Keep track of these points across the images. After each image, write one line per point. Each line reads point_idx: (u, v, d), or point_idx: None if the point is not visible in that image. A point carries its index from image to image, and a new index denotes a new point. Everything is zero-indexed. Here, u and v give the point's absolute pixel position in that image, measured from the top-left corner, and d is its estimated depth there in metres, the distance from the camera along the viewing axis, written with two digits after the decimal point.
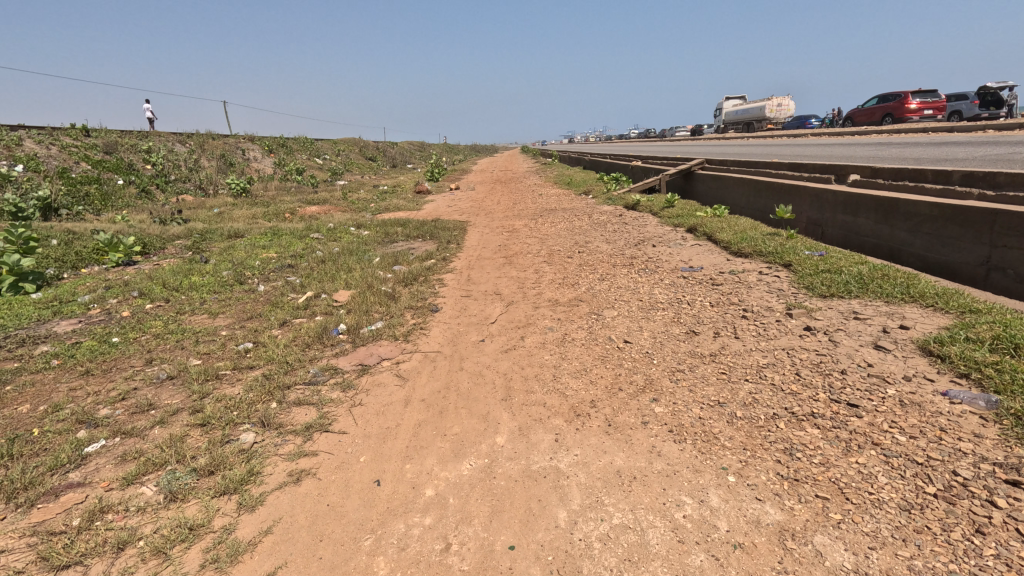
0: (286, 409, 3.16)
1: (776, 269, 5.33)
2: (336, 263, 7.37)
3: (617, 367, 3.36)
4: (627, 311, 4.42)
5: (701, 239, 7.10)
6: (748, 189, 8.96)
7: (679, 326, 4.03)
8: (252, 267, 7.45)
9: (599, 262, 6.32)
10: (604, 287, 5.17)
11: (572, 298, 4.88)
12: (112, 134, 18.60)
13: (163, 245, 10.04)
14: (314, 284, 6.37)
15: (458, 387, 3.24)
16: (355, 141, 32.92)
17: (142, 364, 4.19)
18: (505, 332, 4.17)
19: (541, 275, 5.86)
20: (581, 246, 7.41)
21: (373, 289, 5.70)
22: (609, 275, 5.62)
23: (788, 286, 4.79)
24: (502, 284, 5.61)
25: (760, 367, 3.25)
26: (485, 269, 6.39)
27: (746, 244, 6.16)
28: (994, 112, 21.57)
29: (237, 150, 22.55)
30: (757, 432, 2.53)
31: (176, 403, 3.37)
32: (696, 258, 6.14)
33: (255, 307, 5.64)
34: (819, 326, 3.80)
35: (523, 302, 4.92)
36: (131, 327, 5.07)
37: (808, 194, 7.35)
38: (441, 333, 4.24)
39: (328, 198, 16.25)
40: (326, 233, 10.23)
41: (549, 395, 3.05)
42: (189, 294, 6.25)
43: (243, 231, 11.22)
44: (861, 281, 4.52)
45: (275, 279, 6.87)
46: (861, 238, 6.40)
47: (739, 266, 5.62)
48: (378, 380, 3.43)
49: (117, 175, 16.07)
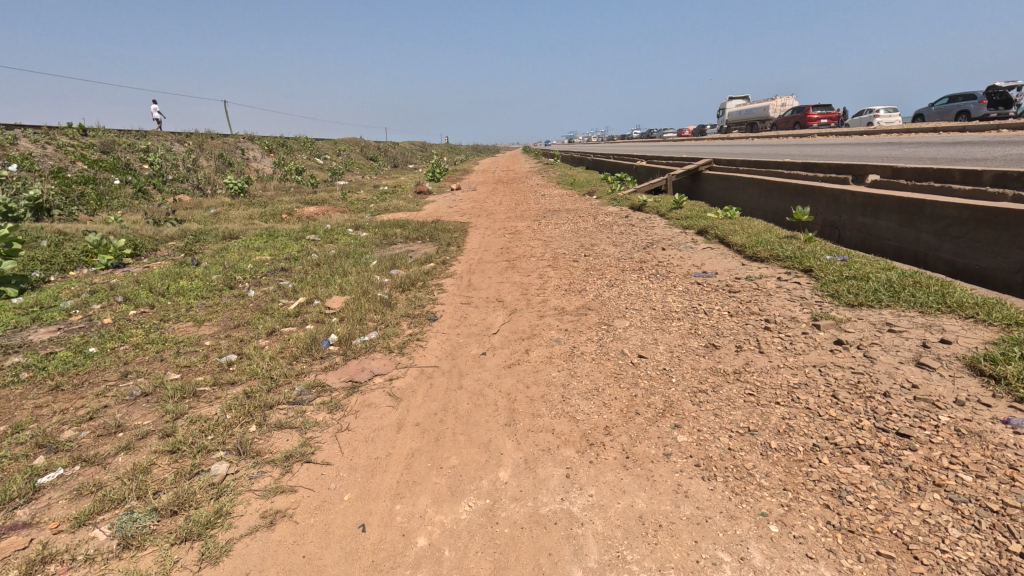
0: (265, 434, 2.85)
1: (796, 275, 5.01)
2: (332, 267, 7.06)
3: (631, 387, 3.05)
4: (639, 321, 4.10)
5: (712, 242, 6.77)
6: (759, 190, 8.63)
7: (697, 338, 3.71)
8: (244, 271, 7.15)
9: (607, 266, 6.01)
10: (613, 294, 4.85)
11: (579, 307, 4.56)
12: (110, 133, 18.33)
13: (155, 247, 9.75)
14: (307, 289, 6.06)
15: (457, 409, 2.93)
16: (356, 140, 32.65)
17: (117, 377, 3.89)
18: (508, 343, 3.86)
19: (545, 280, 5.55)
20: (587, 249, 7.10)
21: (368, 295, 5.39)
22: (618, 280, 5.31)
23: (811, 294, 4.47)
24: (504, 290, 5.29)
25: (791, 387, 2.93)
26: (487, 274, 6.08)
27: (762, 248, 5.84)
28: (1002, 112, 21.18)
29: (237, 150, 22.28)
30: (797, 468, 2.21)
31: (146, 425, 3.06)
32: (709, 262, 5.82)
33: (243, 314, 5.34)
34: (851, 339, 3.48)
35: (528, 310, 4.61)
36: (110, 336, 4.77)
37: (825, 195, 7.04)
38: (439, 345, 3.93)
39: (327, 198, 15.96)
40: (324, 234, 9.92)
41: (557, 419, 2.74)
42: (176, 300, 5.95)
43: (239, 233, 10.91)
44: (891, 289, 4.20)
45: (267, 284, 6.56)
46: (882, 242, 6.07)
47: (756, 271, 5.30)
48: (368, 400, 3.12)
49: (114, 175, 15.79)
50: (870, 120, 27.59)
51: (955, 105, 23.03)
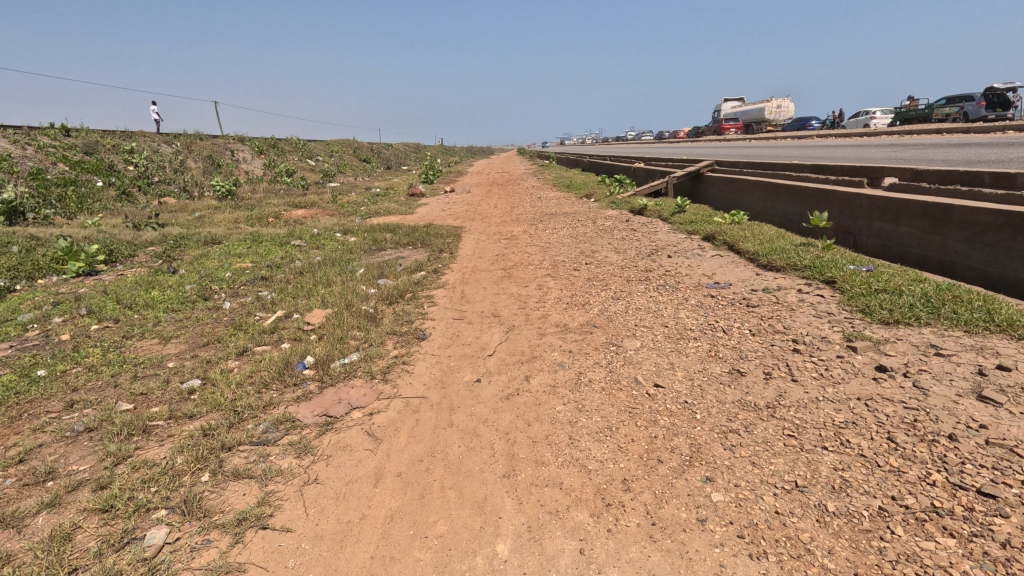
0: (217, 487, 2.39)
1: (817, 287, 4.61)
2: (316, 276, 6.60)
3: (650, 426, 2.61)
4: (652, 342, 3.67)
5: (721, 250, 6.36)
6: (767, 193, 8.25)
7: (719, 363, 3.29)
8: (222, 280, 6.69)
9: (611, 276, 5.57)
10: (619, 309, 4.42)
11: (583, 324, 4.13)
12: (93, 132, 17.75)
13: (131, 252, 9.24)
14: (287, 301, 5.61)
15: (446, 456, 2.49)
16: (349, 142, 32.13)
17: (61, 408, 3.41)
18: (505, 368, 3.42)
19: (545, 292, 5.12)
20: (588, 257, 6.67)
21: (352, 309, 4.94)
22: (624, 293, 4.88)
23: (838, 310, 4.06)
24: (500, 303, 4.86)
25: (837, 426, 2.50)
26: (481, 284, 5.65)
27: (777, 257, 5.43)
28: (1000, 114, 20.97)
29: (226, 150, 21.73)
30: (867, 544, 1.79)
31: (80, 473, 2.60)
32: (721, 272, 5.40)
33: (215, 330, 4.87)
34: (895, 365, 3.06)
35: (526, 327, 4.17)
36: (63, 356, 4.28)
37: (839, 199, 6.66)
38: (428, 369, 3.49)
39: (317, 201, 15.46)
40: (310, 240, 9.44)
41: (565, 470, 2.31)
42: (144, 313, 5.47)
43: (222, 238, 10.42)
44: (929, 304, 3.79)
45: (244, 295, 6.09)
46: (904, 249, 5.69)
47: (773, 283, 4.90)
48: (343, 442, 2.68)
49: (96, 176, 15.24)
50: (867, 121, 27.42)
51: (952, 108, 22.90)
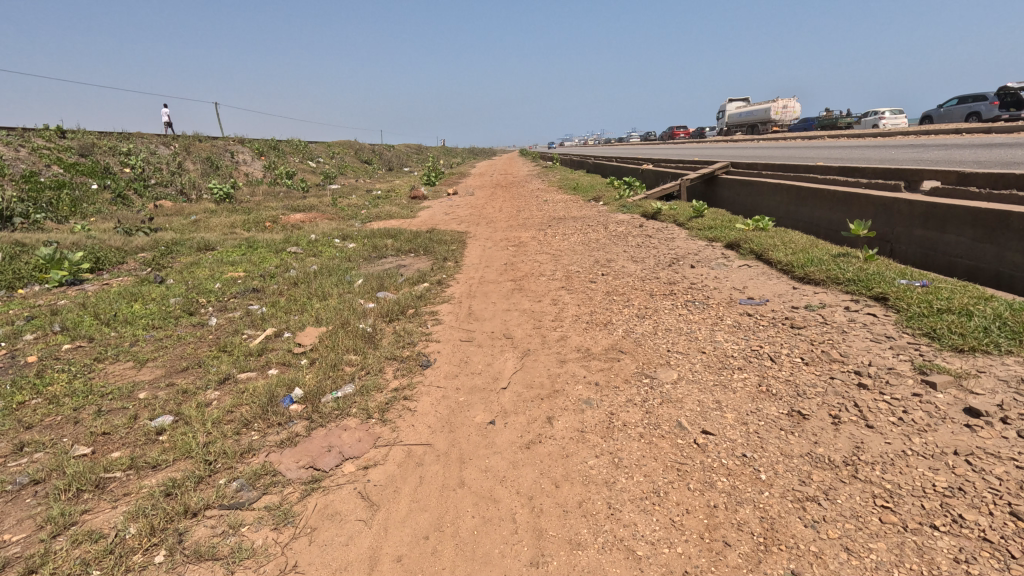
0: (173, 573, 1.92)
1: (867, 305, 4.13)
2: (311, 287, 6.14)
3: (707, 491, 2.14)
4: (691, 373, 3.19)
5: (748, 259, 5.88)
6: (791, 198, 7.79)
7: (773, 402, 2.81)
8: (210, 292, 6.23)
9: (632, 289, 5.10)
10: (647, 331, 3.93)
11: (608, 348, 3.65)
12: (88, 133, 17.34)
13: (120, 260, 8.79)
14: (279, 317, 5.15)
15: (456, 533, 2.01)
16: (351, 144, 31.73)
17: (8, 451, 2.93)
18: (522, 407, 2.94)
19: (560, 308, 4.65)
20: (604, 267, 6.18)
21: (348, 328, 4.48)
22: (650, 310, 4.39)
23: (897, 333, 3.58)
24: (512, 322, 4.38)
25: (942, 495, 2.01)
26: (490, 298, 5.19)
27: (815, 269, 4.96)
28: (1014, 113, 20.33)
29: (225, 152, 21.30)
30: None
31: (11, 547, 2.13)
32: (753, 286, 4.93)
33: (197, 352, 4.40)
34: (989, 405, 2.57)
35: (544, 352, 3.70)
36: (23, 382, 3.80)
37: (874, 203, 6.18)
38: (433, 408, 3.01)
39: (316, 204, 15.02)
40: (307, 246, 8.98)
41: (608, 558, 1.84)
42: (121, 330, 5.00)
43: (215, 244, 9.97)
44: (1007, 327, 3.29)
45: (233, 310, 5.62)
46: (950, 259, 5.20)
47: (815, 299, 4.42)
48: (332, 508, 2.21)
49: (91, 179, 14.83)
50: (875, 121, 27.04)
51: (963, 108, 22.49)
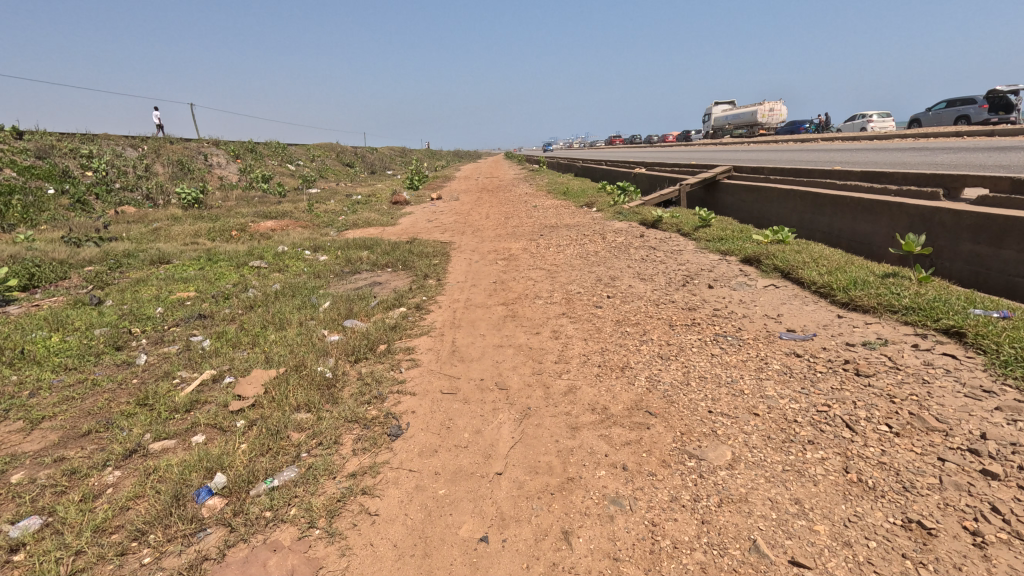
0: None
1: (940, 342, 3.38)
2: (268, 313, 5.25)
3: None
4: (750, 452, 2.38)
5: (774, 279, 5.13)
6: (810, 206, 7.09)
7: (879, 506, 2.01)
8: (149, 319, 5.29)
9: (647, 318, 4.30)
10: (677, 381, 3.12)
11: (632, 408, 2.84)
12: (48, 134, 16.15)
13: (60, 275, 7.79)
14: (223, 354, 4.25)
15: None
16: (332, 147, 30.71)
17: None
18: (526, 512, 2.12)
19: (563, 345, 3.83)
20: (608, 287, 5.38)
21: (302, 372, 3.61)
22: (674, 349, 3.59)
23: (997, 383, 2.82)
24: (505, 365, 3.55)
25: None
26: (478, 329, 4.35)
27: (861, 292, 4.21)
28: (1004, 117, 20.09)
29: (198, 154, 20.15)
30: None
31: None
32: (791, 315, 4.16)
33: (108, 407, 3.47)
34: None
35: (549, 414, 2.87)
36: None
37: (908, 212, 5.50)
38: (402, 513, 2.16)
39: (290, 210, 14.04)
40: (272, 260, 8.05)
41: None
42: (24, 372, 4.04)
43: (172, 256, 9.00)
44: None
45: (172, 343, 4.71)
46: (1007, 278, 4.48)
47: (871, 333, 3.66)
48: None
49: (48, 184, 13.71)
50: (863, 124, 26.70)
51: (953, 109, 22.08)
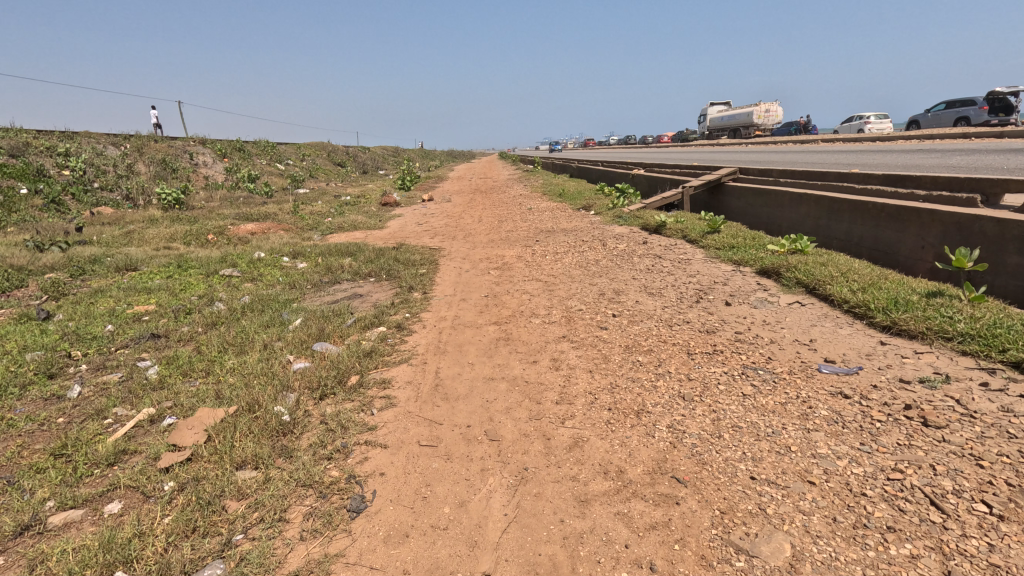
0: None
1: (1014, 379, 2.83)
2: (231, 332, 4.66)
3: None
4: (818, 547, 1.82)
5: (799, 295, 4.58)
6: (827, 211, 6.56)
7: None
8: (96, 338, 4.68)
9: (661, 344, 3.73)
10: (706, 433, 2.55)
11: (656, 473, 2.27)
12: (23, 130, 15.39)
13: (17, 283, 7.15)
14: (169, 386, 3.66)
15: None
16: (322, 146, 29.98)
17: None
18: None
19: (566, 378, 3.26)
20: (614, 304, 4.81)
21: (253, 414, 3.01)
22: (698, 387, 3.02)
23: None
24: (496, 406, 2.97)
25: None
26: (466, 356, 3.77)
27: (905, 314, 3.67)
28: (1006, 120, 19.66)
29: (184, 153, 19.44)
30: None
31: None
32: (827, 341, 3.61)
33: (15, 459, 2.85)
34: None
35: (551, 480, 2.29)
36: None
37: (942, 220, 4.97)
38: None
39: (274, 212, 13.39)
40: (247, 268, 7.45)
41: None
42: None
43: (141, 262, 8.37)
44: None
45: (116, 369, 4.10)
46: None
47: (927, 366, 3.11)
48: None
49: (20, 183, 12.99)
50: (862, 126, 26.24)
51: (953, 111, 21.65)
